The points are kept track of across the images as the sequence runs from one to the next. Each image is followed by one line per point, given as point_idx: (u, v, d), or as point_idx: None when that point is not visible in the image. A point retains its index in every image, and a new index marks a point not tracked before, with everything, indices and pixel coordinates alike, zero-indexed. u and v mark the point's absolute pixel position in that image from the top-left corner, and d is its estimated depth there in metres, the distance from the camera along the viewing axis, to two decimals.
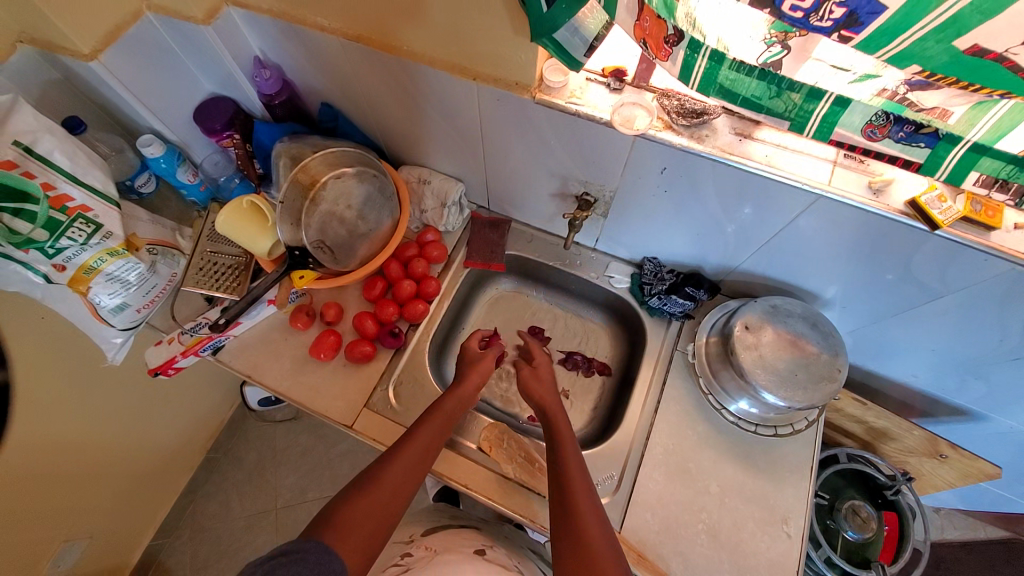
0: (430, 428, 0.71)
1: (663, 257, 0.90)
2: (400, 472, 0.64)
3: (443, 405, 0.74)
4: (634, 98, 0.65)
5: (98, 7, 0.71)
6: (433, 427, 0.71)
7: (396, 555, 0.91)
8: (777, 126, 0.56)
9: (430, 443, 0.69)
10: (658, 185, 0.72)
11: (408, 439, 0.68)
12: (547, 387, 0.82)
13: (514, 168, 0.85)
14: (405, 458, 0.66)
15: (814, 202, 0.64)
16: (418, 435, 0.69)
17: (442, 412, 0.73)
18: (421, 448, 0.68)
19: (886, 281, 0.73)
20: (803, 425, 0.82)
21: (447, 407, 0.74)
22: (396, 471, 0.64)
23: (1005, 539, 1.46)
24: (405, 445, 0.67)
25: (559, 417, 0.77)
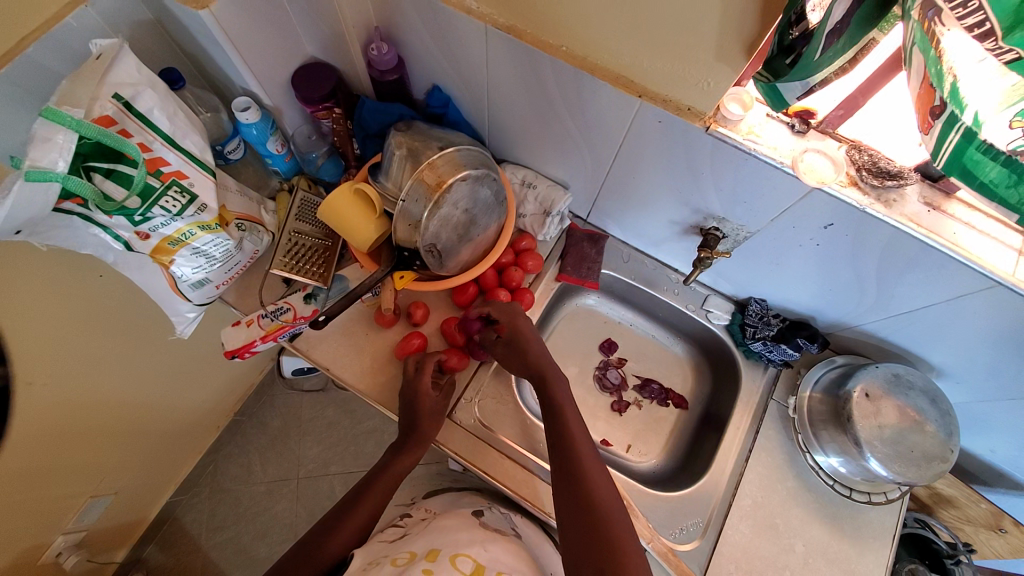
0: (390, 474, 0.77)
1: (772, 300, 0.86)
2: (357, 526, 0.72)
3: (400, 458, 0.77)
4: (818, 145, 0.60)
5: None
6: (392, 474, 0.77)
7: (396, 517, 0.89)
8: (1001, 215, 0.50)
9: (389, 486, 0.77)
10: (812, 238, 0.67)
11: (370, 484, 0.77)
12: (566, 396, 0.75)
13: (638, 188, 0.79)
14: (361, 511, 0.73)
15: (990, 288, 0.59)
16: (379, 482, 0.77)
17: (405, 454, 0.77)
18: (381, 493, 0.76)
19: (1022, 371, 0.69)
20: (895, 494, 0.80)
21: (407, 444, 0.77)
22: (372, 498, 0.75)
23: None
24: (365, 491, 0.76)
25: (561, 396, 0.75)
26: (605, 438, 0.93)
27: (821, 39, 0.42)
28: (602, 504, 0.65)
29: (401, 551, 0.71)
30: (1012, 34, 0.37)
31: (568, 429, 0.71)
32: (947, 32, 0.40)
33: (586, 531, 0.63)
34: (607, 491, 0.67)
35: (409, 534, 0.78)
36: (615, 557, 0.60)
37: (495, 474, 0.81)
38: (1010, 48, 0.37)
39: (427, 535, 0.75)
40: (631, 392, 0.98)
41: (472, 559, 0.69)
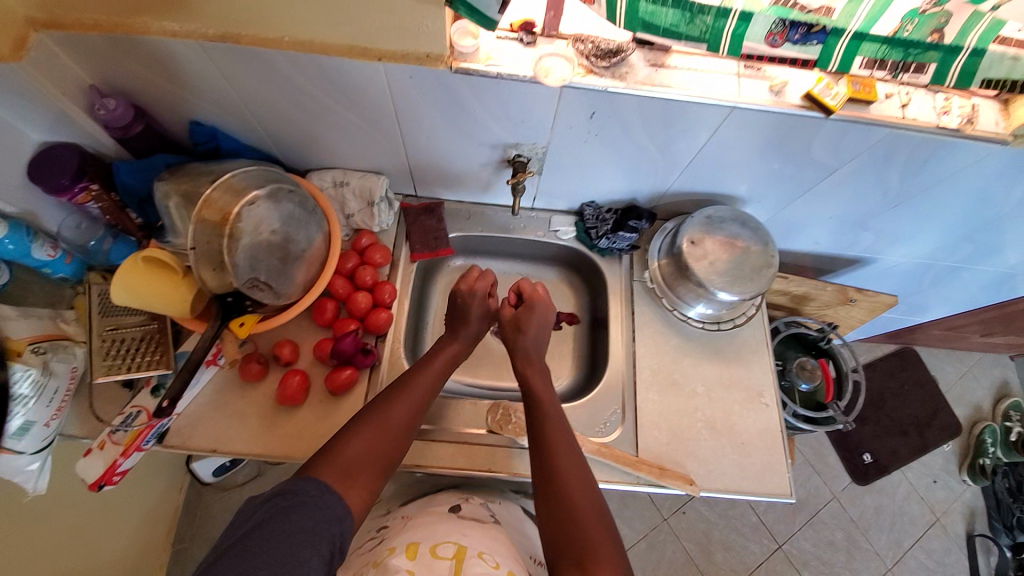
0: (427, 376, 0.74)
1: (599, 198, 0.93)
2: (398, 426, 0.67)
3: (430, 364, 0.75)
4: (550, 49, 0.65)
5: None
6: (429, 376, 0.74)
7: (372, 532, 0.82)
8: (694, 50, 0.59)
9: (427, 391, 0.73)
10: (588, 130, 0.73)
11: (404, 383, 0.72)
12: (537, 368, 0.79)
13: (439, 147, 0.81)
14: (393, 418, 0.67)
15: (729, 114, 0.68)
16: (413, 387, 0.72)
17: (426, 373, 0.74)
18: (418, 390, 0.71)
19: (792, 170, 0.81)
20: (752, 310, 0.93)
21: (433, 367, 0.75)
22: (400, 411, 0.68)
23: (897, 351, 1.85)
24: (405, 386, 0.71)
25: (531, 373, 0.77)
26: None
27: None
28: (552, 455, 0.67)
29: (382, 551, 0.70)
30: None
31: (534, 387, 0.75)
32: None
33: (563, 521, 0.60)
34: (576, 482, 0.64)
35: (385, 537, 0.76)
36: (585, 547, 0.57)
37: (428, 459, 0.82)
38: None
39: (406, 532, 0.73)
40: None
41: (455, 542, 0.69)
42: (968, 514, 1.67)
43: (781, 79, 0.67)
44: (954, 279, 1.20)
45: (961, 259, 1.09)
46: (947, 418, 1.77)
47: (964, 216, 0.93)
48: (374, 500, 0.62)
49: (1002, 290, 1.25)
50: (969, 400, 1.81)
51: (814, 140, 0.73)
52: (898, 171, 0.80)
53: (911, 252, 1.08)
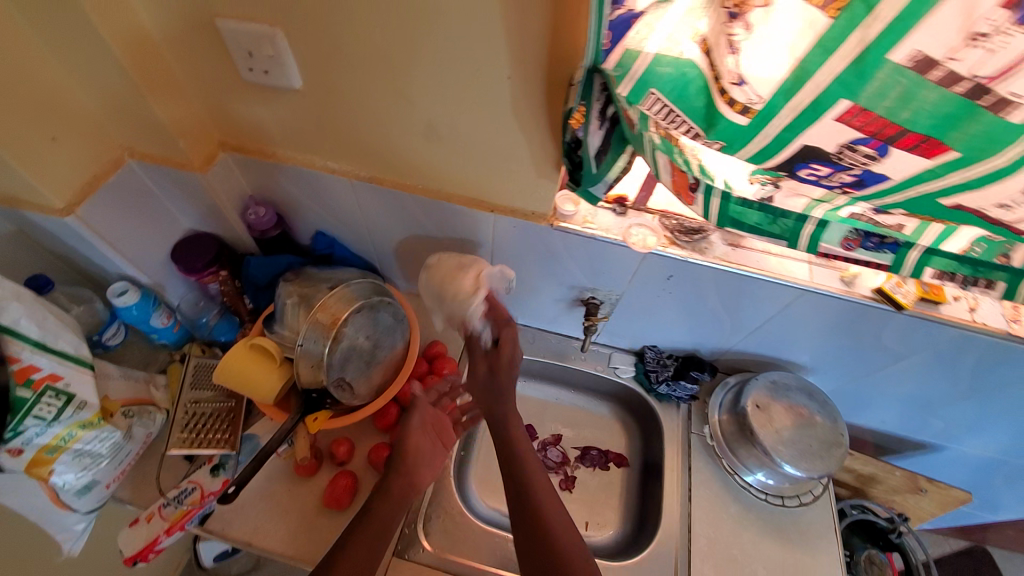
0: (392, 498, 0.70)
1: (662, 344, 0.97)
2: (360, 554, 0.64)
3: (385, 493, 0.70)
4: (638, 220, 0.74)
5: (76, 158, 0.68)
6: (394, 499, 0.70)
7: None
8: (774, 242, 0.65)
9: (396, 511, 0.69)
10: (663, 288, 0.80)
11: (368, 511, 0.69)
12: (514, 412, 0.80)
13: (521, 280, 0.89)
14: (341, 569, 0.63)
15: (801, 293, 0.73)
16: (382, 506, 0.69)
17: (390, 496, 0.70)
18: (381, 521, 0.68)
19: (860, 351, 0.82)
20: (818, 489, 0.87)
21: (395, 487, 0.71)
22: (349, 556, 0.64)
23: (969, 549, 1.63)
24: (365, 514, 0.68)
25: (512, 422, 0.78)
26: (588, 520, 0.94)
27: (592, 159, 0.57)
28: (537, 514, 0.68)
29: None
30: (710, 130, 0.47)
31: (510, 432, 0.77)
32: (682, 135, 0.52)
33: (527, 523, 0.68)
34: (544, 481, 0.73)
35: None
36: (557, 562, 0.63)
37: None
38: (715, 140, 0.47)
39: None
40: (573, 466, 1.00)
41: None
42: None
43: (855, 272, 0.73)
44: None
45: None
46: None
47: None
48: None
49: None
50: None
51: (884, 329, 0.75)
52: (971, 370, 0.80)
53: (988, 446, 1.01)
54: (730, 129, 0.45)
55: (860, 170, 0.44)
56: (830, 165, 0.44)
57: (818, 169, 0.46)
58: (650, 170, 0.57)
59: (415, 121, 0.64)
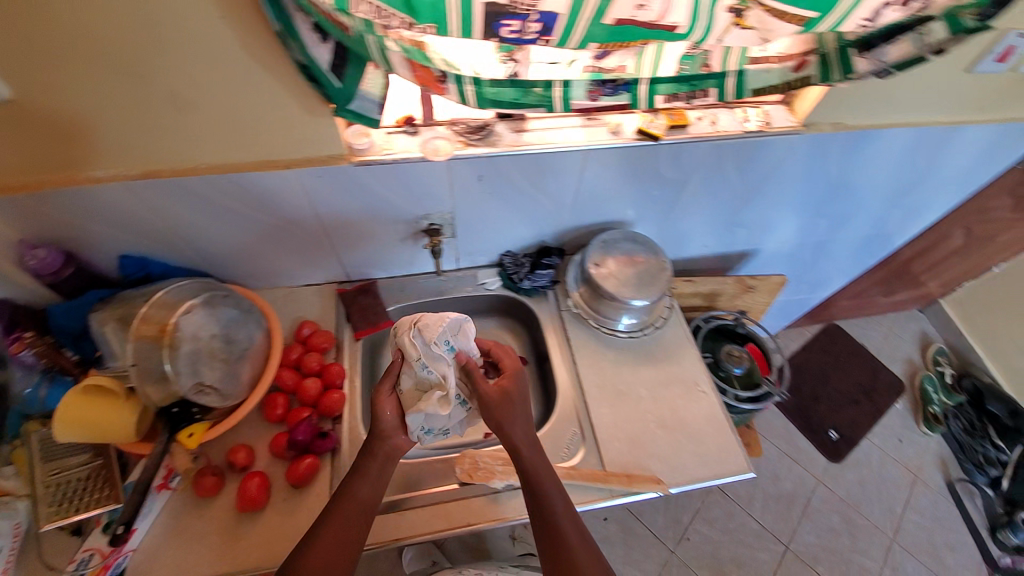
0: (373, 478, 0.71)
1: (514, 247, 1.05)
2: (332, 537, 0.67)
3: (364, 466, 0.71)
4: (432, 133, 0.79)
5: None
6: (369, 468, 0.71)
7: None
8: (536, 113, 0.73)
9: (375, 481, 0.71)
10: (482, 191, 0.87)
11: (347, 503, 0.69)
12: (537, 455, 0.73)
13: (358, 230, 0.91)
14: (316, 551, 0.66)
15: (586, 153, 0.84)
16: (359, 480, 0.71)
17: (375, 458, 0.71)
18: (360, 507, 0.70)
19: (657, 189, 0.97)
20: (667, 312, 1.03)
21: (379, 452, 0.71)
22: (323, 546, 0.66)
23: (821, 329, 2.02)
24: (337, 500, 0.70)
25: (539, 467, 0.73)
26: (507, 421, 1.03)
27: (329, 74, 0.60)
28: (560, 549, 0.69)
29: None
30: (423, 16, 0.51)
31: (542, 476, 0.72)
32: (421, 36, 0.58)
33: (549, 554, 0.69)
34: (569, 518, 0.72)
35: None
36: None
37: (402, 532, 0.78)
38: (427, 24, 0.53)
39: None
40: None
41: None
42: (941, 464, 1.76)
43: (620, 123, 0.86)
44: (829, 252, 1.39)
45: (824, 233, 1.29)
46: (886, 376, 1.93)
47: (810, 197, 1.11)
48: None
49: (871, 254, 1.46)
50: (896, 357, 1.99)
51: (662, 161, 0.89)
52: (737, 175, 0.98)
53: (784, 236, 1.26)
54: (430, 7, 0.50)
55: (536, 13, 0.52)
56: (515, 17, 0.52)
57: (512, 25, 0.53)
58: (389, 70, 0.59)
59: (158, 96, 0.63)
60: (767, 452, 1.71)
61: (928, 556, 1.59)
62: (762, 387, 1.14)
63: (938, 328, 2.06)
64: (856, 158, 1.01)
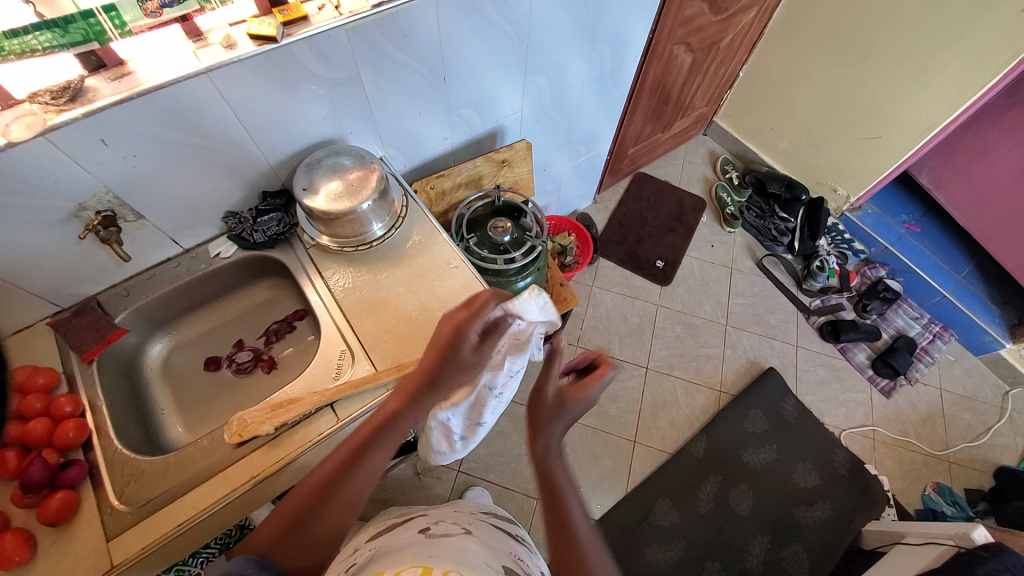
0: (387, 440, 0.70)
1: (231, 206, 1.00)
2: (371, 471, 0.69)
3: (414, 384, 0.70)
4: (15, 114, 0.71)
5: None
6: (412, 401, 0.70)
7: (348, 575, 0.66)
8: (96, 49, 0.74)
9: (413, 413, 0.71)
10: (124, 155, 0.80)
11: (359, 464, 0.67)
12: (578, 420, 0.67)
13: (13, 250, 0.81)
14: (349, 477, 0.67)
15: (212, 79, 0.79)
16: (409, 405, 0.70)
17: (415, 379, 0.70)
18: (370, 471, 0.69)
19: (333, 95, 0.94)
20: (404, 210, 1.07)
21: (423, 374, 0.69)
22: (356, 476, 0.67)
23: (630, 181, 2.20)
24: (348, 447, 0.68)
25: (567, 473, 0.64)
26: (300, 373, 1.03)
27: None
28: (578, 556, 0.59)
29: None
30: None
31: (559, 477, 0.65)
32: None
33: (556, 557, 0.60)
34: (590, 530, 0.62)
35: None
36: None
37: (185, 515, 0.76)
38: None
39: (381, 563, 0.63)
40: (267, 350, 1.05)
41: (419, 564, 0.60)
42: (748, 250, 2.04)
43: (232, 37, 0.80)
44: (574, 104, 1.48)
45: (554, 88, 1.35)
46: (691, 198, 2.16)
47: (505, 55, 1.13)
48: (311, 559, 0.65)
49: (614, 92, 1.57)
50: (695, 180, 2.23)
51: (306, 60, 0.85)
52: (407, 52, 0.96)
53: (517, 101, 1.29)
54: None
55: None
56: None
57: None
58: None
59: None
60: (612, 302, 1.89)
61: (755, 325, 1.87)
62: (529, 241, 1.24)
63: (721, 142, 2.32)
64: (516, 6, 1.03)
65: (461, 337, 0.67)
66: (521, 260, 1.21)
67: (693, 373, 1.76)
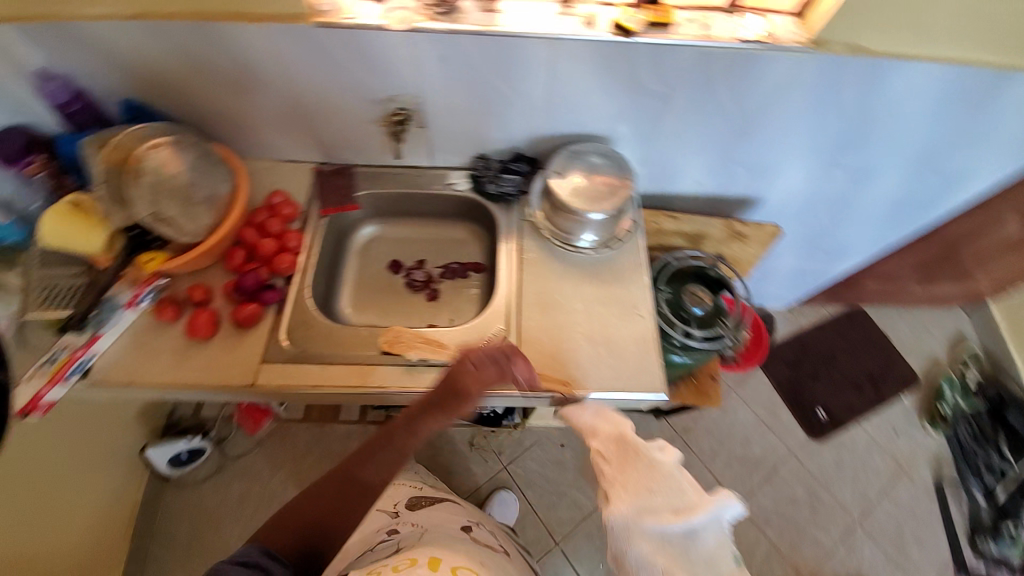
0: (387, 460, 0.69)
1: (487, 150, 1.04)
2: (354, 506, 0.67)
3: (436, 415, 0.71)
4: (399, 4, 0.81)
5: None
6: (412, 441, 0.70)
7: (379, 539, 0.85)
8: None
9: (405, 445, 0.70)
10: (446, 74, 0.87)
11: (354, 485, 0.68)
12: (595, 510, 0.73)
13: (331, 106, 0.94)
14: (346, 498, 0.67)
15: (554, 45, 0.81)
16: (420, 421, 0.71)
17: (417, 413, 0.72)
18: (358, 503, 0.67)
19: (639, 104, 0.91)
20: (626, 236, 1.00)
21: (432, 417, 0.71)
22: (343, 500, 0.67)
23: (842, 312, 1.87)
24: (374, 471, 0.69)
25: None
26: (452, 317, 1.07)
27: None
28: None
29: (402, 558, 0.68)
30: None
31: None
32: None
33: None
34: None
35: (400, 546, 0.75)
36: None
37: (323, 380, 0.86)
38: None
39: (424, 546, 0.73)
40: (437, 281, 1.11)
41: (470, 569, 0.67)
42: (935, 464, 1.64)
43: (597, 17, 0.82)
44: (849, 213, 1.26)
45: (843, 189, 1.17)
46: (900, 370, 1.78)
47: (821, 139, 1.00)
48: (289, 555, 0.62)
49: (904, 224, 1.31)
50: (919, 354, 1.82)
51: (640, 65, 0.84)
52: (733, 94, 0.89)
53: (793, 184, 1.14)
54: None
55: None
56: None
57: None
58: None
59: None
60: (745, 418, 1.66)
61: (891, 547, 1.52)
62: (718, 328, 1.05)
63: (985, 333, 1.83)
64: (874, 99, 0.92)
65: (466, 372, 0.74)
66: (698, 342, 1.04)
67: (786, 544, 1.50)
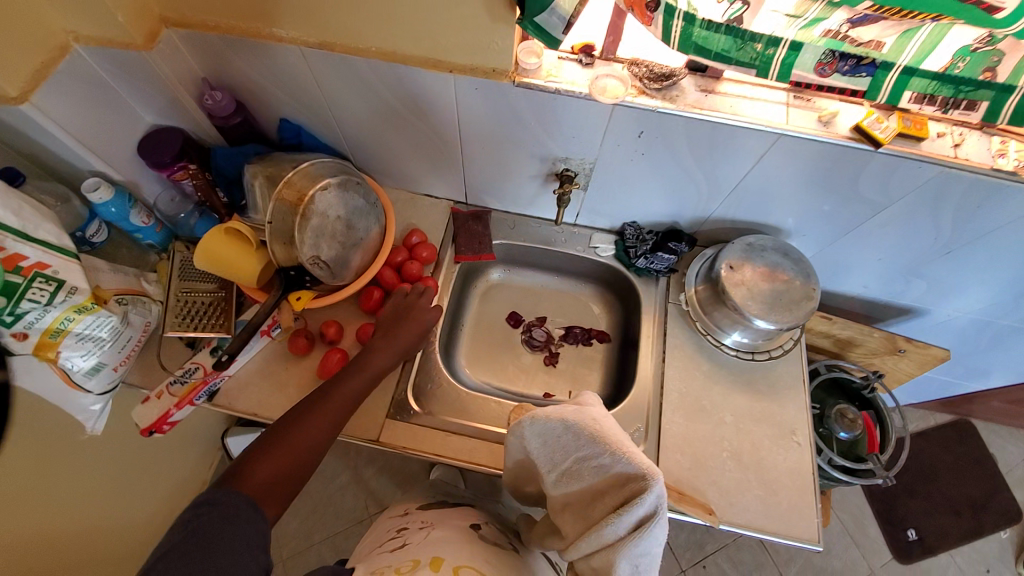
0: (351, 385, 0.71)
1: (642, 219, 0.96)
2: (327, 428, 0.66)
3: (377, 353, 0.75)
4: (607, 70, 0.72)
5: (27, 47, 0.65)
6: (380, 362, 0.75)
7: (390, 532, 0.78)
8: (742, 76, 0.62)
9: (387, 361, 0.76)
10: (636, 149, 0.79)
11: (328, 408, 0.67)
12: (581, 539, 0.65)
13: (494, 155, 0.88)
14: (316, 419, 0.65)
15: (775, 141, 0.71)
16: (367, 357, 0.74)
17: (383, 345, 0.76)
18: (330, 422, 0.66)
19: (840, 207, 0.81)
20: (790, 344, 0.91)
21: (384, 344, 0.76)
22: (317, 424, 0.65)
23: (952, 423, 1.70)
24: (317, 409, 0.66)
25: None
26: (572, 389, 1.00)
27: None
28: None
29: (405, 559, 0.66)
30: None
31: None
32: None
33: None
34: None
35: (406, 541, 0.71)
36: None
37: (449, 452, 0.82)
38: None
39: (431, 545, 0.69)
40: (557, 344, 1.04)
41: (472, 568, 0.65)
42: None
43: (834, 116, 0.71)
44: (1018, 343, 1.12)
45: None
46: (1005, 500, 1.60)
47: None
48: (288, 505, 0.59)
49: None
50: None
51: (865, 174, 0.73)
52: (955, 216, 0.78)
53: (970, 306, 1.01)
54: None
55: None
56: None
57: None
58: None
59: None
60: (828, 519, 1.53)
61: None
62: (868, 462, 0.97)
63: None
64: None
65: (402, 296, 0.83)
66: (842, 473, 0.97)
67: None
